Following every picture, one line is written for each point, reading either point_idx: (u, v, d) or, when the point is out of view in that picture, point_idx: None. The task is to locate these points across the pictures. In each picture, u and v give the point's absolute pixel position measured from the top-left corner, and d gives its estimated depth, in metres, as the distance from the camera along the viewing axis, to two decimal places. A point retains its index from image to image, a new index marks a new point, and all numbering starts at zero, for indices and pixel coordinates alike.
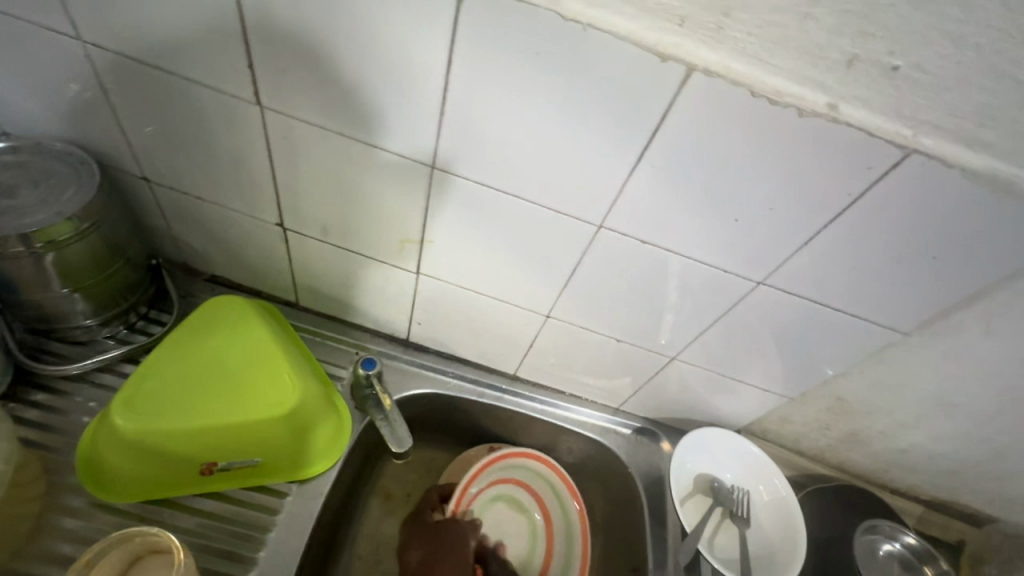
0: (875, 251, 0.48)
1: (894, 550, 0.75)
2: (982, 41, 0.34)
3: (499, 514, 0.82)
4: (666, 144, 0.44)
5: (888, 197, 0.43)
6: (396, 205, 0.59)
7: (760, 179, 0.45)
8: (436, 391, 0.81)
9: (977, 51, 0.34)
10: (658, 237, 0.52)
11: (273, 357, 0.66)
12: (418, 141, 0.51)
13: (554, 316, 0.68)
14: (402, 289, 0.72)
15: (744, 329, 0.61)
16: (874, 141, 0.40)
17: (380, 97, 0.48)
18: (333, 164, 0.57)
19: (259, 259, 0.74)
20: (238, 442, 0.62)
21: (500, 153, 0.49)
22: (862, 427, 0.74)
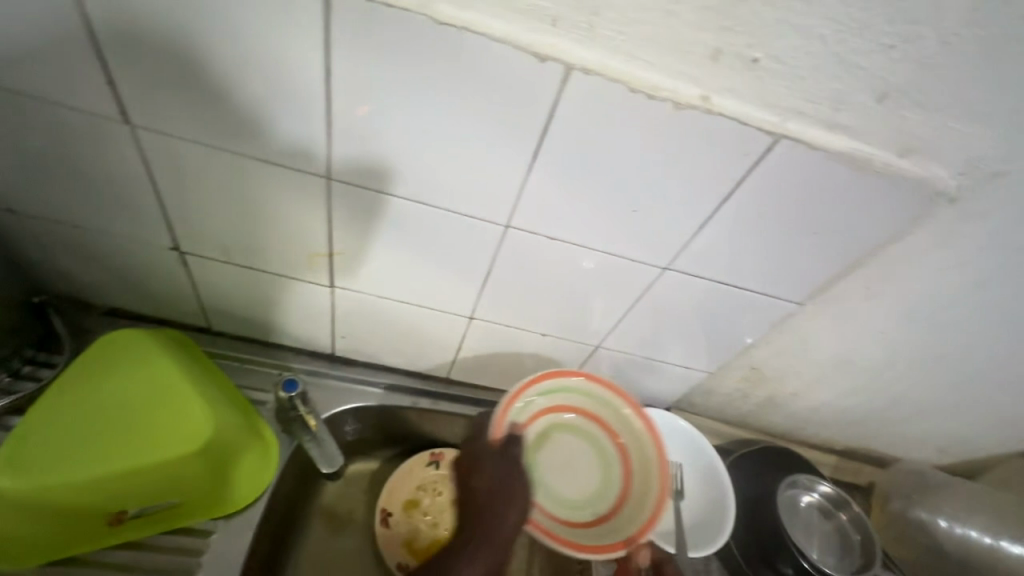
0: (763, 230, 0.51)
1: (813, 500, 0.81)
2: (825, 33, 0.36)
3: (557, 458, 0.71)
4: (557, 142, 0.45)
5: (767, 180, 0.46)
6: (298, 219, 0.57)
7: (651, 171, 0.46)
8: (369, 404, 0.79)
9: (823, 42, 0.37)
10: (564, 233, 0.53)
11: (177, 389, 0.61)
12: (310, 151, 0.49)
13: (478, 317, 0.68)
14: (320, 304, 0.69)
15: (658, 312, 0.64)
16: (747, 130, 0.42)
17: (261, 110, 0.46)
18: (223, 182, 0.54)
19: (158, 286, 0.69)
20: (148, 485, 0.58)
21: (395, 160, 0.48)
22: (776, 391, 0.79)
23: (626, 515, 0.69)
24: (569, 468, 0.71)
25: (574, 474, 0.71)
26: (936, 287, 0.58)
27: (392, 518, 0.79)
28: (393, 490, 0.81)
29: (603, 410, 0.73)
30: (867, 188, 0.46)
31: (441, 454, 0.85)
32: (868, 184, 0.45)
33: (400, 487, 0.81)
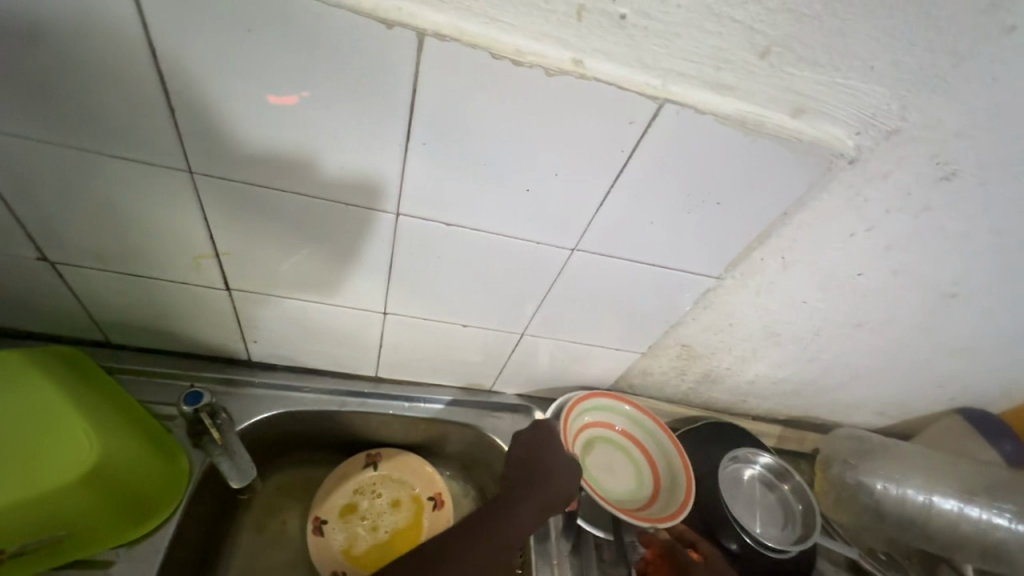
0: (666, 204, 0.48)
1: (756, 473, 0.82)
2: None
3: (607, 468, 0.75)
4: (428, 118, 0.41)
5: (660, 150, 0.43)
6: (170, 219, 0.52)
7: (535, 145, 0.43)
8: (292, 410, 0.75)
9: None
10: (460, 218, 0.50)
11: (68, 414, 0.56)
12: (162, 143, 0.44)
13: (392, 312, 0.64)
14: (220, 308, 0.64)
15: (577, 295, 0.61)
16: (628, 95, 0.39)
17: (93, 97, 0.41)
18: (75, 182, 0.48)
19: (37, 300, 0.63)
20: (30, 519, 0.52)
21: (257, 147, 0.44)
22: (712, 366, 0.77)
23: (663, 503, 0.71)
24: (609, 470, 0.75)
25: (616, 479, 0.74)
26: (852, 252, 0.56)
27: (327, 525, 0.76)
28: (327, 496, 0.77)
29: (641, 429, 0.78)
30: (764, 151, 0.43)
31: (378, 455, 0.82)
32: (765, 149, 0.43)
33: (336, 492, 0.78)
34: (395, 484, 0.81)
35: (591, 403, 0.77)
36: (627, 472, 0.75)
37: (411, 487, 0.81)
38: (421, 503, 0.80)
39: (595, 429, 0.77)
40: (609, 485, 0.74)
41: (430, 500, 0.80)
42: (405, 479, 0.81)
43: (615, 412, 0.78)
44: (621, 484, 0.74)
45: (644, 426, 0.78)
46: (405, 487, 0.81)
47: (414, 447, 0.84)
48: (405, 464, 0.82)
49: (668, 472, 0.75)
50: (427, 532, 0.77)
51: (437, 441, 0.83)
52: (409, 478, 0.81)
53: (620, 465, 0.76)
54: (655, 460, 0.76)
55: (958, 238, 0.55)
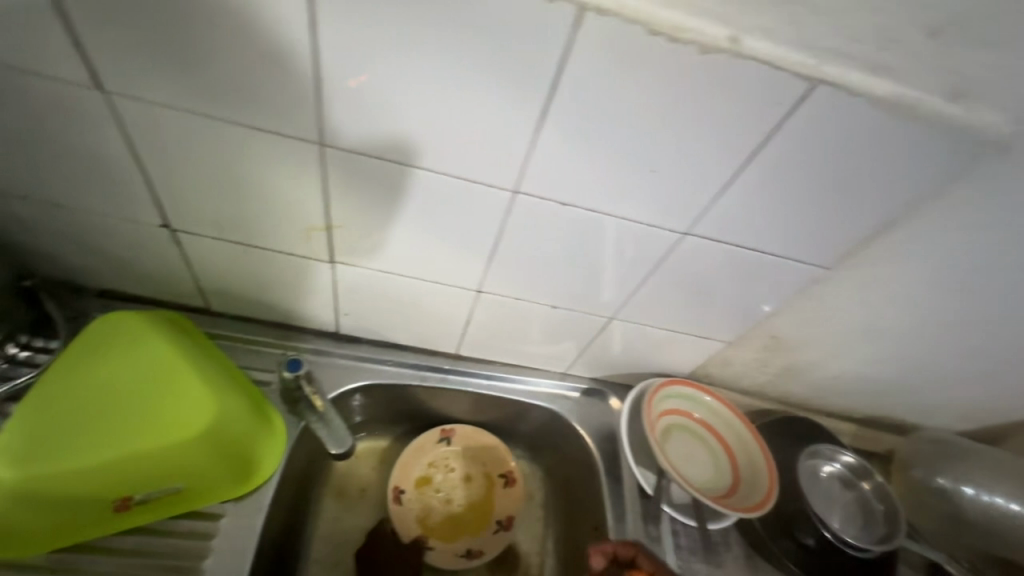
0: (792, 189, 0.47)
1: (834, 470, 0.80)
2: None
3: (685, 454, 0.75)
4: (568, 96, 0.41)
5: (799, 134, 0.42)
6: (292, 191, 0.53)
7: (670, 126, 0.42)
8: (376, 382, 0.77)
9: None
10: (576, 199, 0.50)
11: (180, 374, 0.59)
12: (300, 115, 0.46)
13: (486, 291, 0.65)
14: (320, 281, 0.66)
15: (676, 281, 0.60)
16: (780, 74, 0.38)
17: (245, 69, 0.43)
18: (210, 153, 0.50)
19: (152, 266, 0.66)
20: (153, 467, 0.56)
21: (392, 122, 0.45)
22: (796, 360, 0.76)
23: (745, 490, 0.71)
24: (688, 457, 0.75)
25: (694, 466, 0.74)
26: (976, 247, 0.54)
27: (405, 496, 0.77)
28: (404, 468, 0.79)
29: (718, 417, 0.77)
30: (910, 136, 0.42)
31: (452, 430, 0.82)
32: (913, 133, 0.41)
33: (412, 464, 0.79)
34: (467, 459, 0.82)
35: (668, 390, 0.77)
36: (705, 459, 0.75)
37: (483, 462, 0.82)
38: (493, 479, 0.81)
39: (672, 416, 0.76)
40: (689, 471, 0.74)
41: (502, 476, 0.81)
42: (477, 455, 0.82)
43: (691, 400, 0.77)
44: (700, 471, 0.74)
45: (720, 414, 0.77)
46: (477, 462, 0.82)
47: (487, 425, 0.85)
48: (478, 440, 0.83)
49: (746, 459, 0.74)
50: (499, 507, 0.79)
51: (510, 420, 0.84)
52: (481, 454, 0.82)
53: (697, 453, 0.76)
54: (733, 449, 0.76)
55: None
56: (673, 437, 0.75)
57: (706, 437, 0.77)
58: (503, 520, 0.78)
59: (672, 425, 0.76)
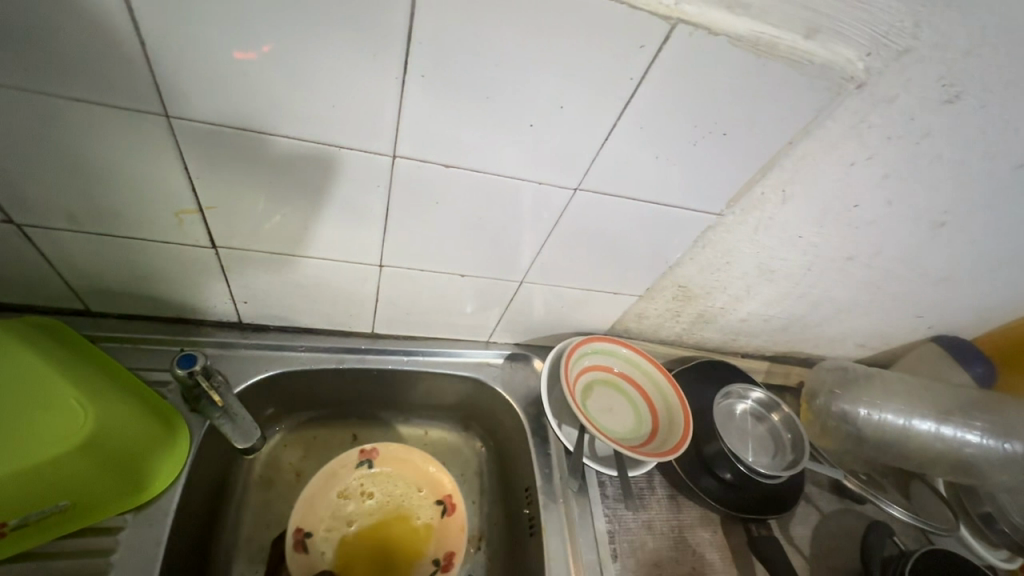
0: (672, 136, 0.47)
1: (747, 407, 0.85)
2: None
3: (605, 407, 0.77)
4: (427, 48, 0.39)
5: (668, 79, 0.42)
6: (147, 170, 0.48)
7: (540, 77, 0.41)
8: (288, 370, 0.73)
9: None
10: (459, 160, 0.48)
11: (51, 383, 0.54)
12: (134, 83, 0.41)
13: (388, 265, 0.62)
14: (208, 268, 0.61)
15: (577, 237, 0.60)
16: (639, 16, 0.37)
17: (52, 32, 0.37)
18: (38, 135, 0.44)
19: (5, 268, 0.59)
20: (29, 488, 0.50)
21: (242, 86, 0.41)
22: (706, 306, 0.79)
23: (666, 421, 0.75)
24: (609, 410, 0.76)
25: (616, 418, 0.76)
26: (850, 183, 0.56)
27: (310, 538, 0.68)
28: (308, 506, 0.70)
29: (636, 370, 0.80)
30: (772, 76, 0.42)
31: (374, 451, 0.76)
32: (776, 71, 0.42)
33: (320, 499, 0.71)
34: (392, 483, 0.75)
35: (585, 348, 0.78)
36: (624, 405, 0.78)
37: (413, 487, 0.75)
38: (426, 506, 0.74)
39: (591, 374, 0.78)
40: (613, 421, 0.76)
41: (438, 505, 0.74)
42: (405, 477, 0.76)
43: (598, 352, 0.79)
44: (622, 418, 0.76)
45: (626, 359, 0.80)
46: (404, 488, 0.75)
47: (414, 402, 0.83)
48: (407, 460, 0.76)
49: (658, 394, 0.78)
50: (437, 542, 0.72)
51: (436, 394, 0.82)
52: (411, 477, 0.76)
53: (616, 401, 0.78)
54: (644, 387, 0.79)
55: (954, 166, 0.56)
56: (590, 393, 0.77)
57: (620, 384, 0.79)
58: (443, 559, 0.70)
59: (588, 381, 0.77)
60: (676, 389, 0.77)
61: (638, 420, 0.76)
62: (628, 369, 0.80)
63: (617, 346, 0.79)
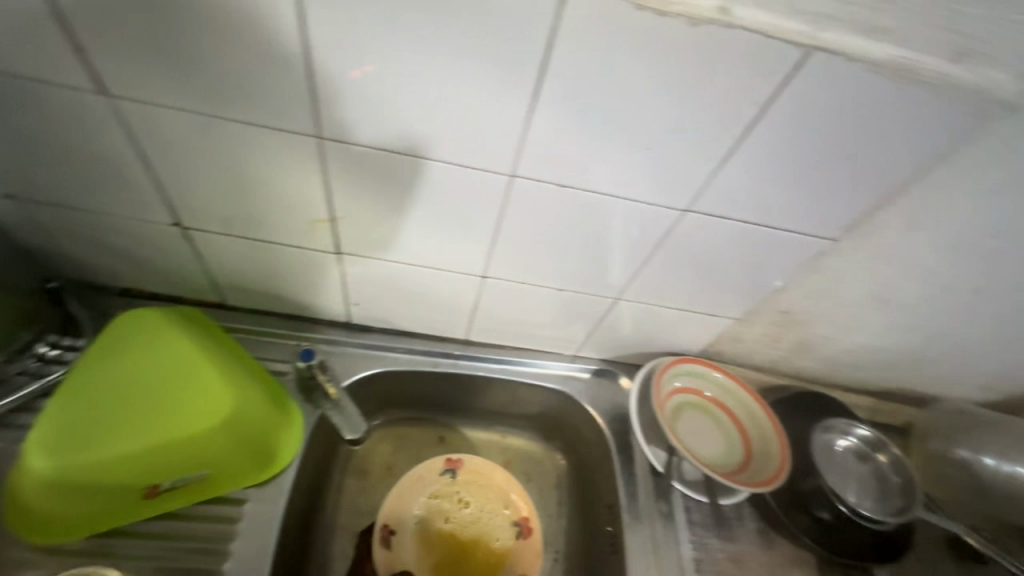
0: (793, 160, 0.46)
1: (849, 444, 0.79)
2: None
3: (694, 430, 0.75)
4: (558, 77, 0.41)
5: (794, 105, 0.41)
6: (294, 184, 0.54)
7: (662, 103, 0.42)
8: (389, 370, 0.78)
9: None
10: (573, 179, 0.50)
11: (196, 366, 0.61)
12: (297, 109, 0.46)
13: (491, 276, 0.66)
14: (330, 272, 0.68)
15: (679, 258, 0.60)
16: (773, 44, 0.38)
17: (241, 68, 0.44)
18: (214, 152, 0.52)
19: (168, 264, 0.68)
20: (177, 458, 0.58)
21: (387, 112, 0.46)
22: (808, 334, 0.75)
23: (760, 451, 0.73)
24: (698, 434, 0.75)
25: (706, 443, 0.74)
26: (988, 212, 0.53)
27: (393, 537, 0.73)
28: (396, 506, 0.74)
29: (728, 395, 0.77)
30: (909, 102, 0.41)
31: (460, 462, 0.78)
32: (915, 95, 0.40)
33: (407, 500, 0.75)
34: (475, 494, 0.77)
35: (675, 369, 0.77)
36: (713, 430, 0.76)
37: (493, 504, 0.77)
38: (503, 525, 0.76)
39: (681, 395, 0.77)
40: (702, 446, 0.74)
41: (514, 525, 0.76)
42: (488, 491, 0.77)
43: (689, 373, 0.77)
44: (711, 443, 0.75)
45: (718, 382, 0.77)
46: (484, 501, 0.77)
47: (500, 410, 0.86)
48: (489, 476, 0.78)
49: (751, 422, 0.75)
50: (510, 563, 0.73)
51: (522, 403, 0.84)
52: (492, 493, 0.77)
53: (705, 425, 0.76)
54: (736, 413, 0.76)
55: None
56: (680, 415, 0.75)
57: (709, 408, 0.77)
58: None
59: (678, 403, 0.76)
60: (773, 418, 0.74)
61: (728, 446, 0.75)
62: (719, 393, 0.77)
63: (709, 369, 0.77)
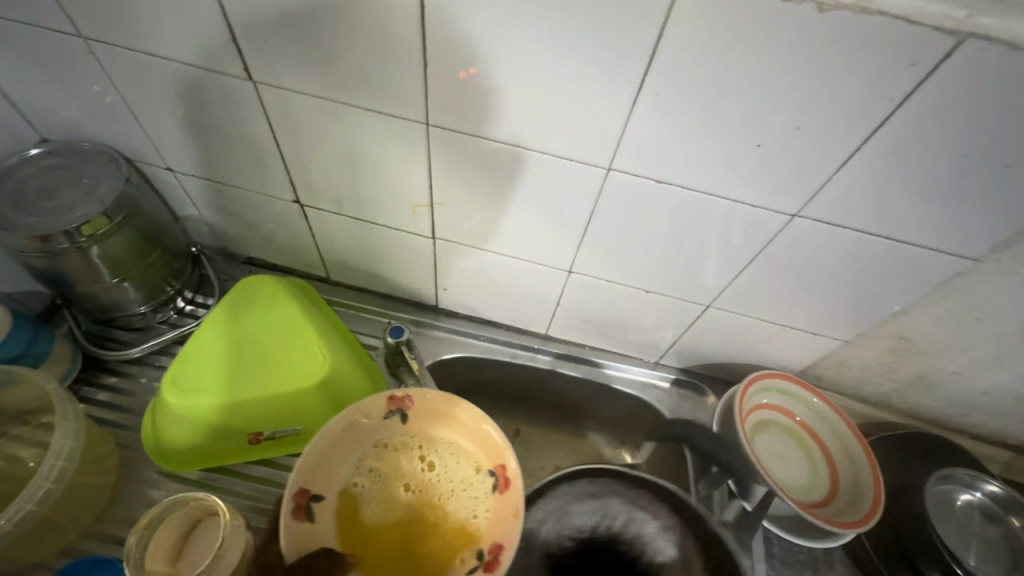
0: (930, 164, 0.41)
1: (975, 500, 0.69)
2: None
3: (772, 450, 0.69)
4: (665, 67, 0.40)
5: (937, 101, 0.37)
6: (399, 168, 0.58)
7: (778, 98, 0.40)
8: (470, 356, 0.80)
9: None
10: (672, 176, 0.49)
11: (302, 330, 0.67)
12: (410, 96, 0.50)
13: (577, 271, 0.65)
14: (424, 255, 0.71)
15: (784, 266, 0.56)
16: (917, 31, 0.34)
17: (363, 57, 0.47)
18: (333, 135, 0.57)
19: (286, 238, 0.76)
20: (278, 409, 0.64)
21: (492, 101, 0.47)
22: (931, 366, 0.67)
23: (847, 480, 0.67)
24: (778, 456, 0.69)
25: (786, 467, 0.68)
26: None
27: (314, 505, 0.51)
28: (319, 463, 0.52)
29: (825, 424, 0.70)
30: None
31: (408, 400, 0.56)
32: None
33: (334, 458, 0.53)
34: (434, 444, 0.56)
35: (763, 383, 0.71)
36: (795, 452, 0.70)
37: (459, 460, 0.56)
38: (478, 484, 0.55)
39: (768, 410, 0.71)
40: (781, 469, 0.68)
41: (492, 479, 0.54)
42: (438, 442, 0.56)
43: (772, 388, 0.71)
44: (792, 466, 0.69)
45: (802, 400, 0.71)
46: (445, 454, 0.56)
47: (575, 410, 0.85)
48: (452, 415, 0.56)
49: (837, 446, 0.69)
50: (485, 525, 0.52)
51: (597, 406, 0.83)
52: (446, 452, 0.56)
53: (787, 447, 0.70)
54: (819, 436, 0.70)
55: None
56: (759, 433, 0.69)
57: (790, 426, 0.71)
58: (488, 553, 0.51)
59: (758, 418, 0.70)
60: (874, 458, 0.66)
61: (811, 471, 0.69)
62: (802, 412, 0.71)
63: (794, 385, 0.71)
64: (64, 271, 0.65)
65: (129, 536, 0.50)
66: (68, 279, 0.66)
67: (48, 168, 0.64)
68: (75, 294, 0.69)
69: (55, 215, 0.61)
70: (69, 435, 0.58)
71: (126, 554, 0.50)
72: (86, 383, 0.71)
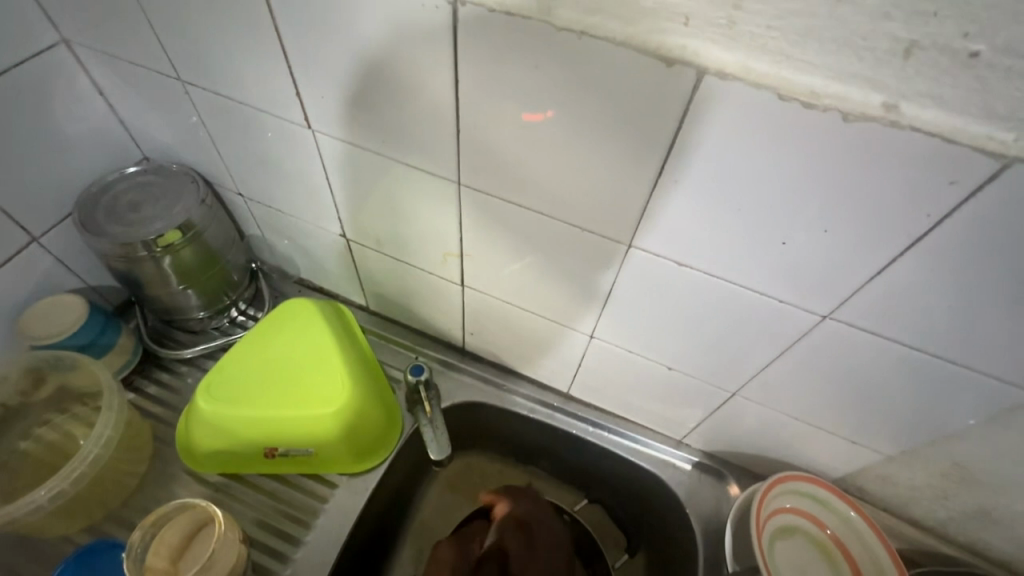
0: (981, 284, 0.37)
1: None
2: None
3: (794, 563, 0.63)
4: (685, 157, 0.40)
5: (984, 219, 0.34)
6: (433, 220, 0.61)
7: (803, 198, 0.38)
8: (487, 402, 0.80)
9: None
10: (694, 260, 0.47)
11: (327, 357, 0.70)
12: (444, 158, 0.52)
13: (598, 337, 0.64)
14: (454, 299, 0.73)
15: (815, 367, 0.52)
16: (954, 148, 0.31)
17: (406, 117, 0.51)
18: (378, 182, 0.60)
19: (333, 265, 0.81)
20: (294, 430, 0.67)
21: (517, 169, 0.49)
22: (994, 502, 0.58)
23: None
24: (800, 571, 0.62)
25: None
26: None
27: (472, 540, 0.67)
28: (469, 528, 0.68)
29: (860, 544, 0.63)
30: None
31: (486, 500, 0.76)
32: None
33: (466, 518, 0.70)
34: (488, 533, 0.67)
35: (790, 486, 0.65)
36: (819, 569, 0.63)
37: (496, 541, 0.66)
38: None
39: (792, 514, 0.64)
40: None
41: None
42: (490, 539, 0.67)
43: (801, 492, 0.64)
44: None
45: (835, 512, 0.64)
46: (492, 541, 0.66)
47: (589, 475, 0.82)
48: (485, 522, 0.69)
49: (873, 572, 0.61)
50: None
51: (612, 475, 0.79)
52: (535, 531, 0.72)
53: (810, 560, 0.63)
54: (851, 555, 0.63)
55: None
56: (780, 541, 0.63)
57: (818, 537, 0.64)
58: None
59: (781, 521, 0.64)
60: None
61: None
62: (835, 525, 0.64)
63: (827, 492, 0.64)
64: (140, 274, 0.73)
65: (134, 532, 0.55)
66: (141, 282, 0.75)
67: (142, 184, 0.73)
68: (146, 295, 0.77)
69: (139, 225, 0.69)
70: (110, 424, 0.64)
71: (130, 546, 0.54)
72: (141, 375, 0.79)
